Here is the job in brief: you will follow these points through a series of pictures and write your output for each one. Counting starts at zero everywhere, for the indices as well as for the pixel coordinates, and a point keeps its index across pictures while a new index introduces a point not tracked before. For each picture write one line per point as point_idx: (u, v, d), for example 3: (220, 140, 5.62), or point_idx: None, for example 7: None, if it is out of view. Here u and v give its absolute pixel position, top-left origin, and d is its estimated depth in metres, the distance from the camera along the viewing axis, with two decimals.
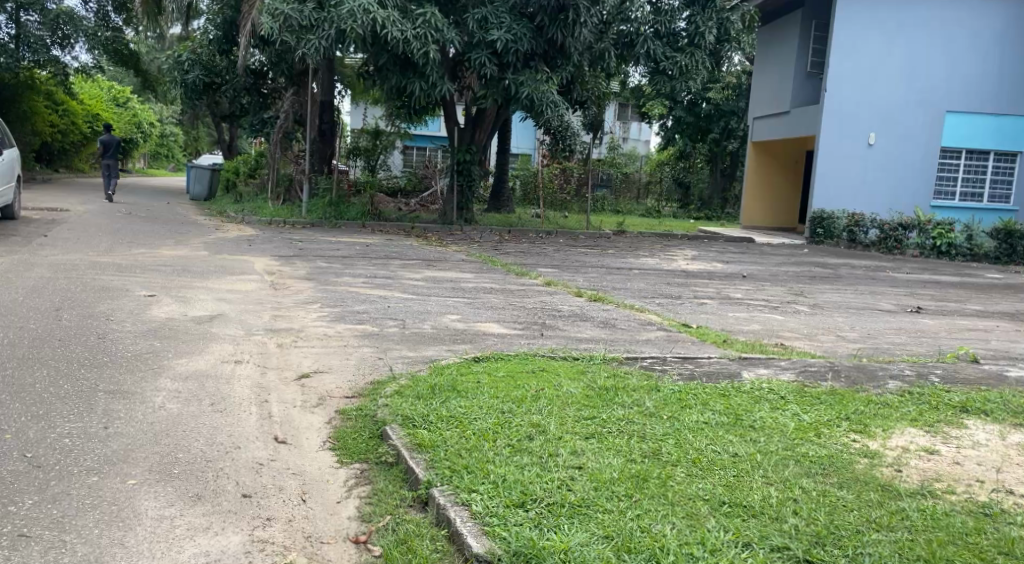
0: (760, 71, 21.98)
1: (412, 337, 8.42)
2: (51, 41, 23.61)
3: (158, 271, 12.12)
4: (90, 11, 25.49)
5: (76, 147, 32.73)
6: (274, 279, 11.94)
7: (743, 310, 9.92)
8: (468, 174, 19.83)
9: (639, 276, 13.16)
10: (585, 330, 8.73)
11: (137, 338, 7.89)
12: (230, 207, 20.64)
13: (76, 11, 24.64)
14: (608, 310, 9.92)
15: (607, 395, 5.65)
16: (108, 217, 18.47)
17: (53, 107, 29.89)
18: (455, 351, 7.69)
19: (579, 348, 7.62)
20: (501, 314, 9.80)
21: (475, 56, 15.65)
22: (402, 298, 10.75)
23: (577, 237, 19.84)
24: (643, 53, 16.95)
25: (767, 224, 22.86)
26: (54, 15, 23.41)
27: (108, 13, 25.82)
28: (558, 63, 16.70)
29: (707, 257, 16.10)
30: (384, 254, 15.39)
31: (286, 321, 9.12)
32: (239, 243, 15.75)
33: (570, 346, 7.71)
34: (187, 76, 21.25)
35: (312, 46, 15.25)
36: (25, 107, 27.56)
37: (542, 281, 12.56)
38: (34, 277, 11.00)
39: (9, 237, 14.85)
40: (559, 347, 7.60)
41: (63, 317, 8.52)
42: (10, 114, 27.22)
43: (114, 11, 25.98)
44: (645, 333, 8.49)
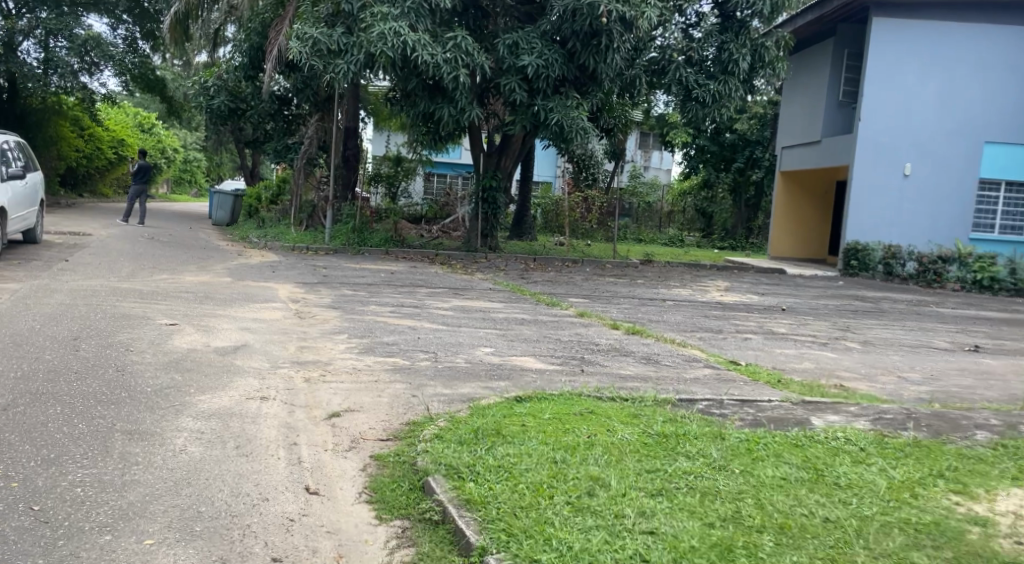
0: (788, 99, 21.45)
1: (447, 372, 7.97)
2: (80, 67, 23.45)
3: (180, 298, 11.78)
4: (118, 37, 25.42)
5: (100, 172, 32.69)
6: (298, 308, 11.54)
7: (792, 347, 9.42)
8: (493, 202, 19.40)
9: (675, 308, 12.69)
10: (628, 366, 8.25)
11: (157, 370, 7.47)
12: (252, 233, 20.36)
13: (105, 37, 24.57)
14: (648, 344, 9.45)
15: (666, 443, 5.20)
16: (131, 242, 18.20)
17: (79, 132, 29.86)
18: (492, 388, 7.21)
19: (626, 387, 7.15)
20: (537, 347, 9.33)
21: (505, 82, 15.28)
22: (432, 329, 10.31)
23: (605, 266, 19.40)
24: (675, 81, 16.61)
25: (796, 255, 22.38)
26: (81, 40, 23.26)
27: (135, 39, 25.74)
28: (589, 89, 16.30)
29: (741, 289, 15.62)
30: (410, 282, 14.99)
31: (312, 353, 8.69)
32: (262, 270, 15.39)
33: (617, 385, 7.25)
34: (211, 102, 21.21)
35: (340, 69, 14.93)
36: (50, 132, 27.53)
37: (575, 312, 12.11)
38: (53, 304, 10.66)
39: (30, 261, 14.57)
40: (604, 385, 7.13)
41: (81, 348, 8.13)
42: (37, 139, 27.20)
43: (142, 38, 25.95)
44: (692, 371, 8.02)
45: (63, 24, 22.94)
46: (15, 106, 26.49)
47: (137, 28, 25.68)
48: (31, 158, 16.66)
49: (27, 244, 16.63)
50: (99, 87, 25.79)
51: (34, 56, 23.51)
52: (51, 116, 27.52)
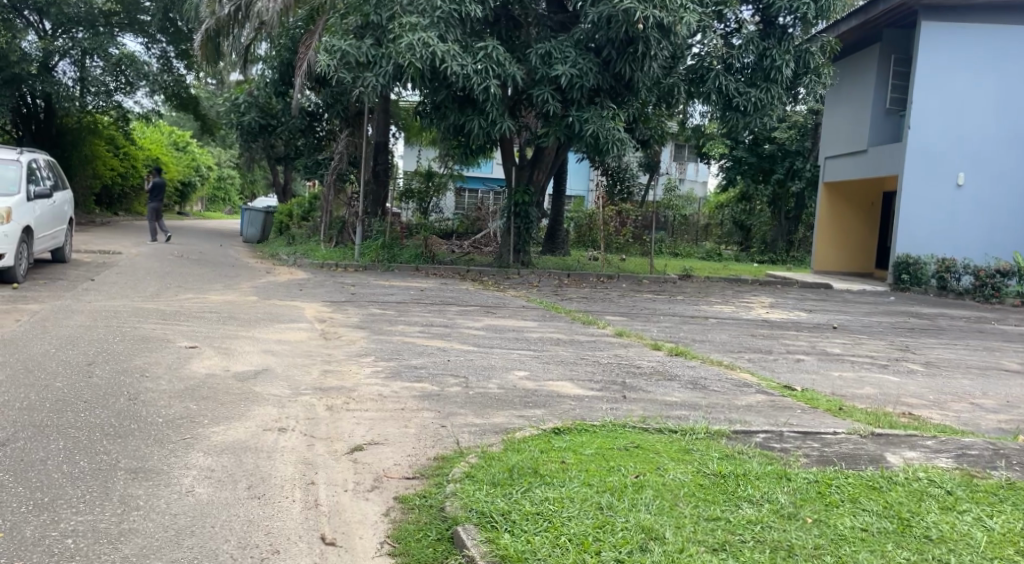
0: (832, 106, 20.73)
1: (480, 398, 7.47)
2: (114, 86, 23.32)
3: (205, 319, 11.37)
4: (153, 56, 25.33)
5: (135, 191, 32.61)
6: (325, 328, 11.09)
7: (848, 370, 8.81)
8: (526, 217, 18.89)
9: (718, 326, 12.09)
10: (673, 393, 7.68)
11: (172, 398, 7.01)
12: (282, 250, 20.00)
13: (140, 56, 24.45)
14: (693, 367, 8.87)
15: (724, 485, 4.69)
16: (159, 260, 17.90)
17: (114, 151, 29.81)
18: (529, 418, 6.66)
19: (674, 417, 6.58)
20: (574, 370, 8.78)
21: (538, 92, 14.80)
22: (464, 351, 9.80)
23: (641, 282, 18.79)
24: (714, 89, 16.01)
25: (839, 269, 21.66)
26: (116, 59, 22.99)
27: (170, 58, 25.65)
28: (625, 98, 15.85)
29: (786, 305, 15.00)
30: (440, 299, 14.49)
31: (337, 378, 8.20)
32: (289, 288, 14.97)
33: (666, 414, 6.68)
34: (242, 118, 21.15)
35: (369, 82, 14.58)
36: (86, 151, 27.47)
37: (612, 332, 11.52)
38: (72, 326, 10.28)
39: (56, 281, 14.28)
40: (649, 415, 6.57)
41: (94, 374, 7.71)
42: (73, 158, 27.10)
43: (177, 57, 25.87)
44: (744, 398, 7.46)
45: (98, 43, 22.72)
46: (50, 125, 26.44)
47: (172, 48, 25.58)
48: (59, 176, 16.43)
49: (55, 262, 16.37)
50: (134, 105, 25.71)
51: (70, 76, 23.43)
52: (86, 135, 27.47)
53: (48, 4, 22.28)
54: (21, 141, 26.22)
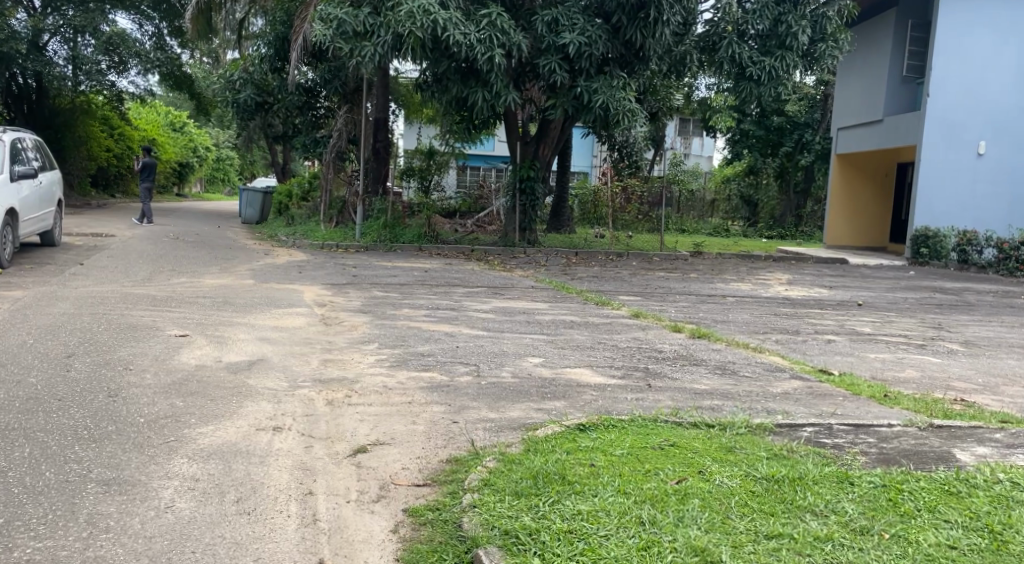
0: (844, 76, 20.08)
1: (493, 389, 6.88)
2: (107, 65, 22.67)
3: (197, 305, 10.78)
4: (147, 35, 24.63)
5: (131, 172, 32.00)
6: (324, 313, 10.51)
7: (885, 350, 8.23)
8: (531, 193, 18.23)
9: (739, 305, 11.48)
10: (703, 381, 7.09)
11: (156, 394, 6.44)
12: (281, 231, 19.37)
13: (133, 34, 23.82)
14: (719, 351, 8.26)
15: (779, 491, 4.14)
16: (154, 242, 17.28)
17: (109, 132, 29.11)
18: (549, 414, 6.08)
19: (708, 409, 5.99)
20: (592, 356, 8.19)
21: (544, 62, 14.14)
22: (472, 336, 9.22)
23: (652, 260, 18.17)
24: (727, 58, 15.41)
25: (853, 244, 21.02)
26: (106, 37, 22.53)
27: (164, 36, 24.93)
28: (634, 68, 15.12)
29: (805, 282, 14.41)
30: (445, 281, 13.88)
31: (337, 368, 7.60)
32: (287, 270, 14.37)
33: (698, 407, 6.09)
34: (238, 96, 20.46)
35: (368, 51, 13.91)
36: (80, 133, 26.83)
37: (629, 313, 10.92)
38: (56, 314, 9.71)
39: (43, 266, 13.67)
40: (681, 408, 5.99)
41: (74, 368, 7.13)
42: (66, 140, 26.49)
43: (170, 35, 25.20)
44: (779, 384, 6.87)
45: (89, 20, 22.19)
46: (43, 106, 25.74)
47: (166, 25, 24.85)
48: (47, 156, 15.80)
49: (45, 246, 15.75)
50: (128, 85, 25.06)
51: (60, 54, 22.77)
52: (80, 115, 26.79)
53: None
54: (13, 123, 25.56)
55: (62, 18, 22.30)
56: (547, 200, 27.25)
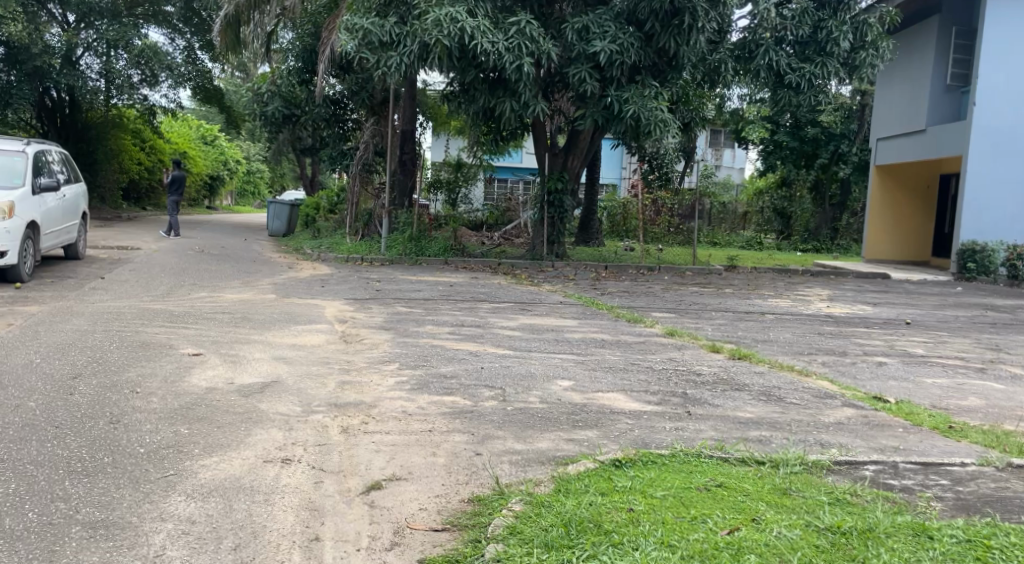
0: (884, 85, 19.45)
1: (521, 416, 6.39)
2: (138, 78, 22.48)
3: (215, 321, 10.38)
4: (177, 48, 24.42)
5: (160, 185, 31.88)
6: (345, 330, 10.06)
7: (942, 375, 7.66)
8: (560, 205, 17.74)
9: (780, 324, 10.92)
10: (746, 409, 6.57)
11: (161, 420, 6.01)
12: (305, 244, 19.04)
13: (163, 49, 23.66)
14: (761, 374, 7.73)
15: (847, 548, 3.78)
16: (178, 256, 16.98)
17: (140, 145, 28.99)
18: (581, 448, 5.59)
19: (756, 443, 5.48)
20: (625, 379, 7.67)
21: (574, 71, 13.68)
22: (500, 355, 8.74)
23: (685, 274, 17.62)
24: (764, 66, 14.85)
25: (895, 258, 20.35)
26: (139, 50, 22.06)
27: (194, 50, 24.67)
28: (667, 76, 14.60)
29: (847, 298, 13.82)
30: (471, 296, 13.42)
31: (354, 391, 7.13)
32: (310, 284, 13.98)
33: (745, 441, 5.59)
34: (265, 109, 19.99)
35: (393, 62, 13.55)
36: (109, 147, 26.68)
37: (663, 331, 10.34)
38: (69, 331, 9.34)
39: (63, 279, 13.36)
40: (726, 442, 5.47)
41: (77, 391, 6.71)
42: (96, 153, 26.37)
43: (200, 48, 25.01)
44: (831, 413, 6.34)
45: (121, 33, 21.76)
46: (75, 119, 25.63)
47: (197, 39, 24.62)
48: (72, 168, 15.54)
49: (68, 259, 15.47)
50: (158, 98, 24.91)
51: (93, 69, 22.65)
52: (110, 129, 26.69)
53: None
54: (45, 136, 25.47)
55: (95, 31, 21.94)
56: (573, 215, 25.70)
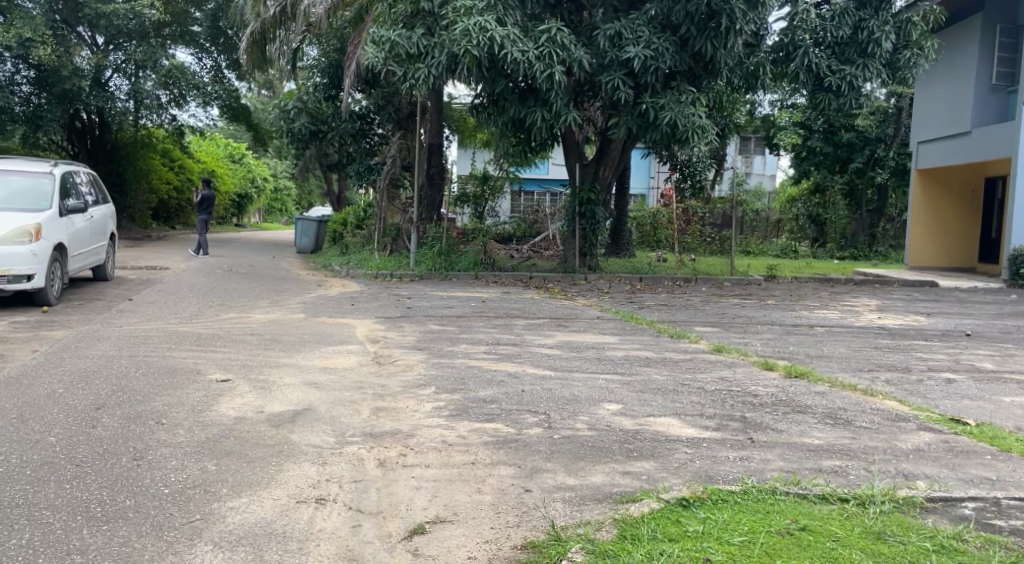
0: (925, 87, 18.86)
1: (571, 445, 5.95)
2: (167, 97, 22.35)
3: (244, 343, 10.02)
4: (204, 68, 24.29)
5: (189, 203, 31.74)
6: (378, 350, 9.67)
7: (1017, 394, 7.19)
8: (592, 217, 17.29)
9: (832, 339, 10.42)
10: (812, 435, 6.12)
11: (187, 456, 5.61)
12: (334, 261, 18.76)
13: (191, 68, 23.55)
14: (824, 396, 7.30)
15: None
16: (206, 275, 16.71)
17: (170, 165, 28.89)
18: (641, 483, 5.16)
19: (835, 479, 5.03)
20: (676, 402, 7.22)
21: (607, 79, 13.25)
22: (541, 376, 8.32)
23: (723, 285, 17.12)
24: (803, 68, 14.36)
25: (939, 264, 19.70)
26: (167, 71, 21.90)
27: (222, 69, 24.57)
28: (702, 82, 14.12)
29: (897, 309, 13.28)
30: (505, 312, 12.99)
31: (390, 419, 6.71)
32: (341, 303, 13.64)
33: (820, 476, 5.15)
34: (291, 126, 19.50)
35: (421, 75, 13.20)
36: (139, 167, 26.54)
37: (711, 348, 9.83)
38: (94, 356, 9.00)
39: (92, 302, 13.08)
40: (802, 476, 5.08)
41: (100, 424, 6.32)
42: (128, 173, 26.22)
43: (228, 68, 24.82)
44: (908, 439, 5.90)
45: (149, 54, 21.60)
46: (104, 140, 25.71)
47: (224, 57, 24.46)
48: (101, 189, 15.31)
49: (97, 281, 15.22)
50: (187, 118, 24.78)
51: (123, 90, 22.60)
52: (140, 149, 26.58)
53: (98, 16, 20.82)
54: (76, 158, 25.43)
55: (123, 52, 21.85)
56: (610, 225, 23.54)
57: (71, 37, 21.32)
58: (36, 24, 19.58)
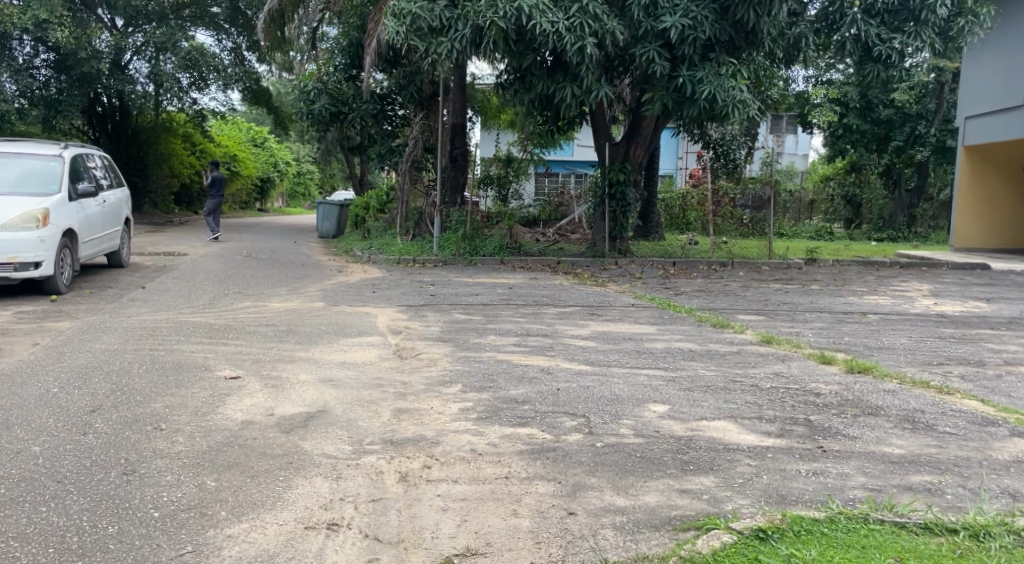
0: (974, 60, 17.96)
1: (619, 454, 5.28)
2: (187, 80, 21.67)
3: (257, 334, 9.34)
4: (224, 50, 23.56)
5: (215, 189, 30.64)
6: (400, 343, 9.00)
7: None
8: (622, 198, 16.47)
9: (890, 331, 9.64)
10: (891, 445, 5.44)
11: (185, 469, 4.91)
12: (356, 245, 18.12)
13: (211, 50, 22.87)
14: (895, 396, 6.64)
15: None
16: (224, 261, 16.10)
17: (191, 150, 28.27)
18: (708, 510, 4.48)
19: (930, 504, 4.36)
20: (730, 402, 6.49)
21: (641, 51, 12.50)
22: (578, 371, 7.64)
23: (761, 270, 16.33)
24: (850, 38, 13.66)
25: (986, 245, 18.80)
26: (186, 53, 21.24)
27: (242, 51, 23.84)
28: (743, 53, 13.31)
29: (953, 296, 12.50)
30: (533, 299, 12.29)
31: (413, 423, 6.02)
32: (362, 290, 13.02)
33: (920, 502, 4.45)
34: (311, 107, 18.47)
35: (444, 49, 12.47)
36: (161, 151, 25.98)
37: (758, 339, 9.06)
38: (98, 348, 8.35)
39: (104, 290, 12.46)
40: (898, 503, 4.40)
41: (92, 429, 5.65)
42: (150, 158, 25.71)
43: (248, 49, 24.08)
44: (1004, 452, 5.25)
45: (168, 36, 20.92)
46: (125, 124, 25.21)
47: (244, 39, 23.76)
48: (116, 173, 14.69)
49: (111, 268, 14.63)
50: (208, 101, 24.12)
51: (144, 76, 21.98)
52: (161, 133, 25.98)
53: None
54: (97, 142, 24.93)
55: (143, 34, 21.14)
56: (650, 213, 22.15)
57: (90, 18, 20.71)
58: (53, 5, 18.99)
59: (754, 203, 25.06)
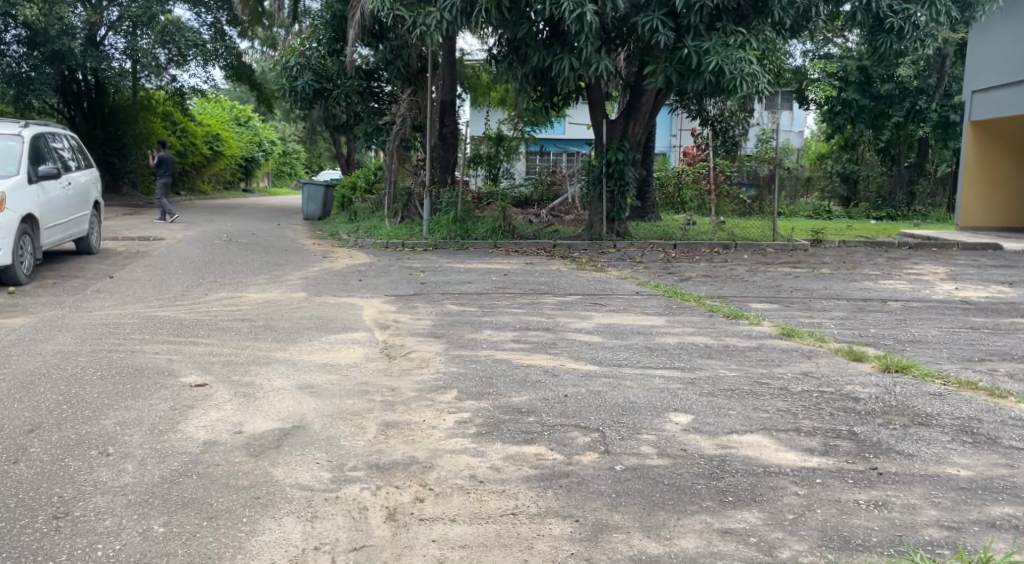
0: (982, 30, 17.15)
1: (646, 479, 4.57)
2: (164, 56, 20.63)
3: (231, 330, 8.54)
4: (204, 24, 22.47)
5: (197, 168, 29.51)
6: (387, 339, 8.19)
7: None
8: (620, 177, 15.65)
9: (916, 320, 8.91)
10: (955, 465, 4.73)
11: (128, 510, 4.29)
12: (341, 229, 17.29)
13: (190, 25, 21.79)
14: (946, 401, 5.92)
15: None
16: (201, 246, 15.25)
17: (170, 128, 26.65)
18: (758, 559, 3.92)
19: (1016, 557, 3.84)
20: (761, 410, 5.73)
21: (644, 20, 11.71)
22: (585, 372, 6.88)
23: (766, 251, 15.58)
24: (862, 5, 12.83)
25: (993, 224, 18.09)
26: (163, 27, 20.33)
27: (223, 26, 22.76)
28: (750, 22, 12.57)
29: (975, 279, 11.78)
30: (530, 287, 11.50)
31: (403, 440, 5.25)
32: (347, 278, 12.22)
33: (1013, 554, 3.87)
34: (294, 84, 17.73)
35: (433, 19, 11.60)
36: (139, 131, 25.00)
37: (778, 332, 8.30)
38: (51, 349, 7.54)
39: (71, 280, 11.64)
40: (983, 554, 3.86)
41: (24, 455, 4.87)
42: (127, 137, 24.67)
43: (229, 24, 22.95)
44: None
45: (144, 9, 19.97)
46: (101, 102, 24.25)
47: (224, 14, 22.68)
48: (85, 153, 13.78)
49: (80, 254, 13.78)
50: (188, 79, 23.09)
51: (120, 52, 20.90)
52: (139, 112, 24.95)
53: None
54: (72, 122, 23.96)
55: (118, 8, 20.11)
56: (646, 191, 21.32)
57: None
58: None
59: (751, 180, 24.30)
